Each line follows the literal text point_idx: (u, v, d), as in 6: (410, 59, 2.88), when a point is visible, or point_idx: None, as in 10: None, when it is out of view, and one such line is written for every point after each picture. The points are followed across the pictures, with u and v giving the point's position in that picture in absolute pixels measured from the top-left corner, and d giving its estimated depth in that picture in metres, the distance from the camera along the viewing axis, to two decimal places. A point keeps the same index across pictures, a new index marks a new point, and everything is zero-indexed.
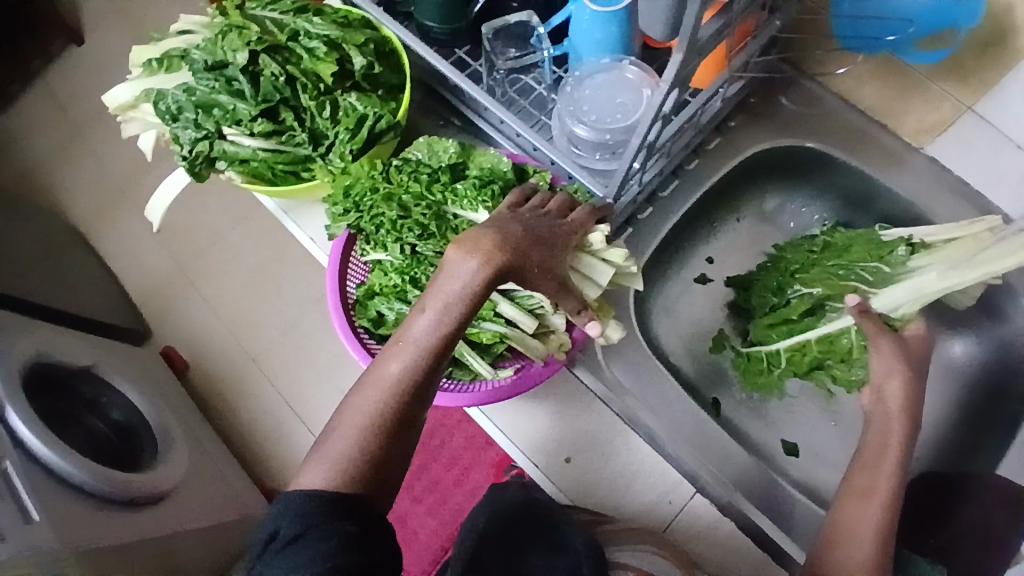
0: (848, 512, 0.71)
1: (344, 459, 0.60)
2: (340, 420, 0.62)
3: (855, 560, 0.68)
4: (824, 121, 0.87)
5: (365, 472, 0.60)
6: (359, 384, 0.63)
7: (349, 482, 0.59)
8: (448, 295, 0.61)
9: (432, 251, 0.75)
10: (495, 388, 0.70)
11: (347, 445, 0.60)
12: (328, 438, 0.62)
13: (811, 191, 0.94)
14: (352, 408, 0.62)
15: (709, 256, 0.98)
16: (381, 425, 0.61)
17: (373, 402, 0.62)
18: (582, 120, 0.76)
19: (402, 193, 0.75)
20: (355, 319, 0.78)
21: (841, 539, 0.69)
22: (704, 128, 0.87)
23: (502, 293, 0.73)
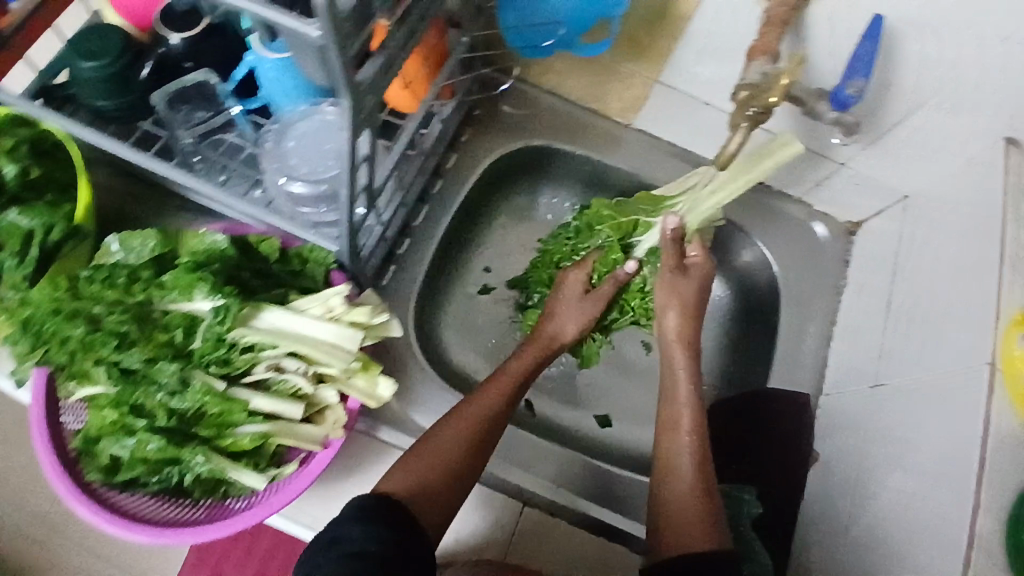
0: (667, 448, 0.72)
1: (423, 477, 0.65)
2: (422, 448, 0.68)
3: (679, 489, 0.68)
4: (542, 118, 0.93)
5: (447, 487, 0.66)
6: (449, 416, 0.71)
7: (422, 497, 0.64)
8: (536, 348, 0.80)
9: (143, 364, 0.63)
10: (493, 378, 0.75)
11: (424, 467, 0.66)
12: (413, 456, 0.67)
13: (555, 183, 1.00)
14: (441, 439, 0.68)
15: (485, 266, 0.98)
16: (478, 448, 0.69)
17: (477, 430, 0.70)
18: (295, 176, 0.72)
19: (84, 338, 0.62)
20: (84, 473, 0.66)
21: (667, 470, 0.70)
22: (426, 145, 0.81)
23: (234, 407, 0.64)
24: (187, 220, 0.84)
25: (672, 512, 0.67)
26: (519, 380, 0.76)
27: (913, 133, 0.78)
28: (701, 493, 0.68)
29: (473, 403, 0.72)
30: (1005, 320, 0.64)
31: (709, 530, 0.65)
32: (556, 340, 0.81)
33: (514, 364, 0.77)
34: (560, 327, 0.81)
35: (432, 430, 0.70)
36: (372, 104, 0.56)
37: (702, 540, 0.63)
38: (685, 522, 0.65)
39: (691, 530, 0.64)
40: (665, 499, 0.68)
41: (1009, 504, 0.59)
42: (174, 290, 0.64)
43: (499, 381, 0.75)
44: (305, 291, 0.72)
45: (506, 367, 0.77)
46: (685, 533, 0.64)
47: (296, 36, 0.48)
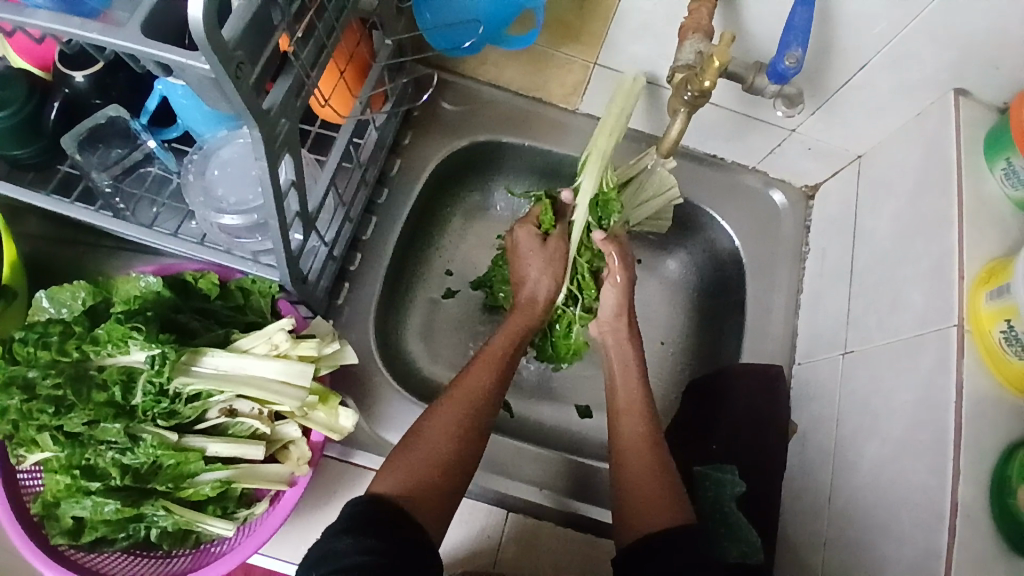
0: (624, 431, 0.71)
1: (416, 473, 0.61)
2: (411, 443, 0.63)
3: (635, 479, 0.67)
4: (485, 112, 0.91)
5: (442, 482, 0.61)
6: (438, 403, 0.66)
7: (419, 494, 0.60)
8: (519, 314, 0.75)
9: (85, 426, 0.61)
10: (482, 354, 0.71)
11: (418, 463, 0.61)
12: (405, 450, 0.63)
13: (508, 178, 0.97)
14: (429, 429, 0.64)
15: (447, 269, 0.95)
16: (469, 435, 0.64)
17: (466, 416, 0.65)
18: (222, 207, 0.71)
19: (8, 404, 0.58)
20: (48, 536, 0.62)
21: (625, 458, 0.69)
22: (362, 157, 0.79)
23: (189, 451, 0.64)
24: (126, 261, 0.80)
25: (637, 492, 0.66)
26: (510, 352, 0.72)
27: (860, 94, 0.76)
28: (657, 469, 0.67)
29: (461, 385, 0.67)
30: (970, 280, 0.64)
31: (671, 506, 0.64)
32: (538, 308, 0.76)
33: (503, 336, 0.73)
34: (538, 291, 0.77)
35: (420, 421, 0.65)
36: (287, 129, 0.55)
37: (665, 515, 0.63)
38: (648, 501, 0.64)
39: (655, 506, 0.64)
40: (626, 484, 0.67)
41: (988, 465, 0.59)
42: (108, 343, 0.60)
43: (485, 359, 0.70)
44: (250, 326, 0.71)
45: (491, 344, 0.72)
46: (651, 510, 0.64)
47: (186, 70, 0.47)
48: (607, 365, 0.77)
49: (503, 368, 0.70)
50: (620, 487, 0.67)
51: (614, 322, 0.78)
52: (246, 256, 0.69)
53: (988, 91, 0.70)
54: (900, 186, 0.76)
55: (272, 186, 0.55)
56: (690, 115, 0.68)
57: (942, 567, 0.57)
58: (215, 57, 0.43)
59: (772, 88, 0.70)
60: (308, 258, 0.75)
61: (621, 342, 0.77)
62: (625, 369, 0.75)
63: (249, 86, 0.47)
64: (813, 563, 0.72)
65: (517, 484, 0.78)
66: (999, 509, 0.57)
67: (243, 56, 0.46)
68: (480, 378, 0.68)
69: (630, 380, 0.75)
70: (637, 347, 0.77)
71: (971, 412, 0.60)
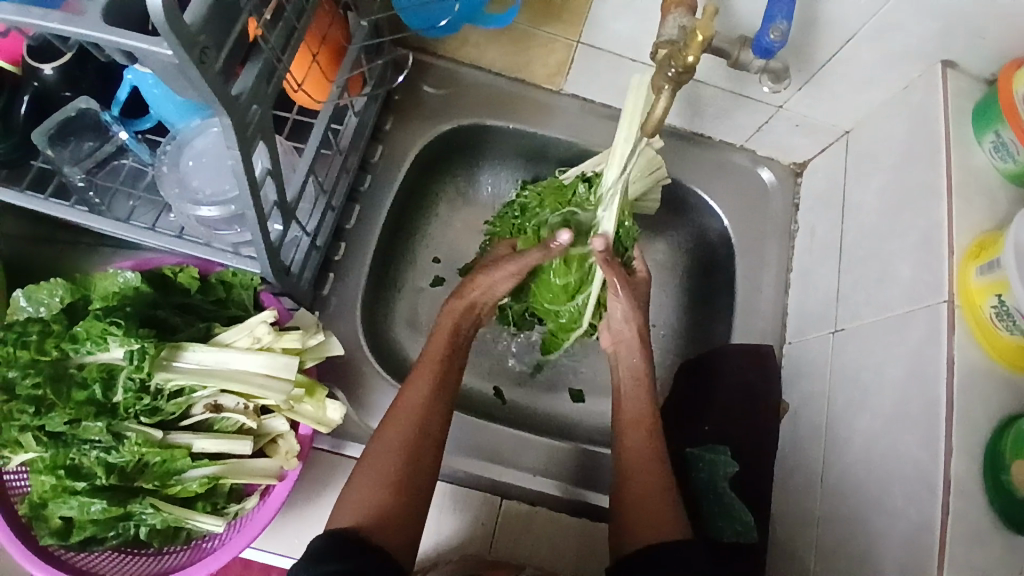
0: (629, 444, 0.70)
1: (371, 498, 0.61)
2: (362, 467, 0.63)
3: (637, 488, 0.67)
4: (467, 95, 0.89)
5: (397, 502, 0.61)
6: (383, 424, 0.65)
7: (375, 519, 0.59)
8: (456, 322, 0.73)
9: (67, 426, 0.60)
10: (419, 366, 0.69)
11: (368, 487, 0.61)
12: (359, 475, 0.62)
13: (494, 161, 0.96)
14: (376, 453, 0.63)
15: (434, 257, 0.94)
16: (418, 451, 0.64)
17: (411, 433, 0.64)
18: (199, 199, 0.69)
19: None
20: (38, 537, 0.61)
21: (632, 470, 0.68)
22: (345, 146, 0.77)
23: (176, 448, 0.63)
24: (107, 258, 0.79)
25: (637, 507, 0.65)
26: (444, 361, 0.70)
27: (846, 68, 0.75)
28: (661, 484, 0.67)
29: (400, 403, 0.66)
30: (959, 254, 0.64)
31: (670, 518, 0.64)
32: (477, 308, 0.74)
33: (435, 345, 0.71)
34: (499, 289, 0.74)
35: (370, 443, 0.64)
36: (259, 116, 0.53)
37: (664, 531, 0.63)
38: (651, 514, 0.64)
39: (653, 521, 0.64)
40: (626, 488, 0.67)
41: (980, 438, 0.59)
42: (88, 340, 0.59)
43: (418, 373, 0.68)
44: (232, 320, 0.69)
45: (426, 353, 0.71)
46: (647, 524, 0.64)
47: (151, 57, 0.45)
48: (617, 375, 0.76)
49: (438, 377, 0.68)
50: (624, 497, 0.67)
51: (624, 332, 0.76)
52: (226, 248, 0.68)
53: (975, 62, 0.70)
54: (888, 160, 0.75)
55: (246, 176, 0.53)
56: (676, 92, 0.63)
57: (935, 542, 0.57)
58: (180, 43, 0.41)
59: (758, 62, 0.68)
60: (290, 249, 0.73)
61: (631, 351, 0.76)
62: (636, 382, 0.74)
63: (216, 72, 0.45)
64: (806, 539, 0.72)
65: (510, 471, 0.78)
66: (993, 483, 0.58)
67: (209, 41, 0.45)
68: (416, 392, 0.66)
69: (636, 392, 0.74)
70: (646, 357, 0.75)
71: (962, 386, 0.60)
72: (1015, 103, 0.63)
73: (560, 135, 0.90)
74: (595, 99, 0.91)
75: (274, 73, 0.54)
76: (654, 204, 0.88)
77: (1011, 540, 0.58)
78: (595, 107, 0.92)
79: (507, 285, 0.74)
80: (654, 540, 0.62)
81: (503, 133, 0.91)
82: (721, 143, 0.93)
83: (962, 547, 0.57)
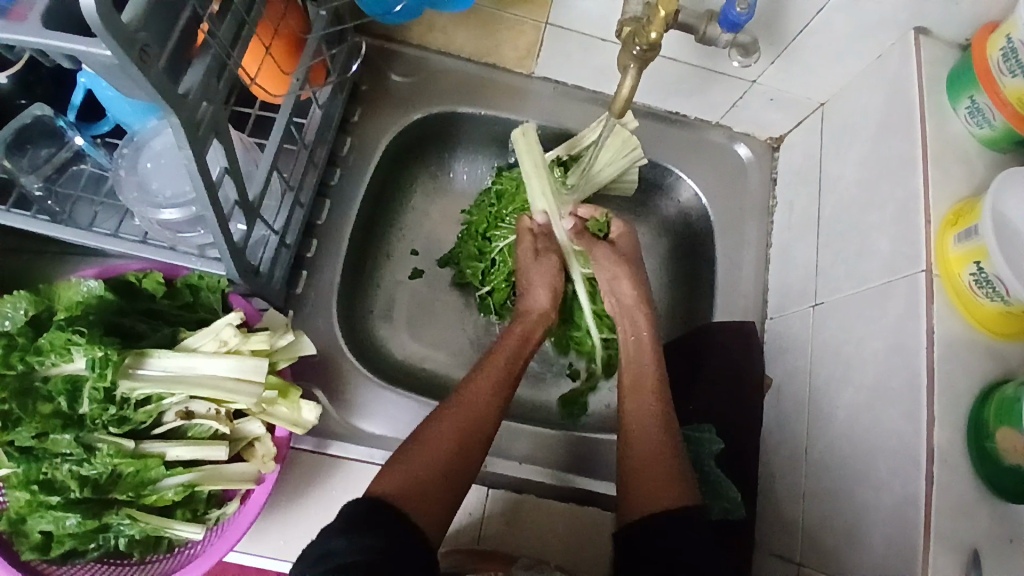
0: (631, 412, 0.72)
1: (415, 475, 0.61)
2: (413, 444, 0.64)
3: (645, 441, 0.69)
4: (436, 82, 0.87)
5: (442, 483, 0.62)
6: (441, 407, 0.67)
7: (418, 495, 0.60)
8: (524, 330, 0.76)
9: (36, 440, 0.58)
10: (486, 361, 0.72)
11: (417, 464, 0.62)
12: (412, 451, 0.63)
13: (469, 148, 0.94)
14: (432, 432, 0.64)
15: (412, 249, 0.93)
16: (471, 439, 0.65)
17: (470, 420, 0.66)
18: (159, 202, 0.67)
19: None
20: (19, 553, 0.59)
21: (637, 431, 0.70)
22: (309, 143, 0.75)
23: (152, 457, 0.62)
24: (74, 266, 0.77)
25: (640, 476, 0.66)
26: (511, 366, 0.72)
27: (818, 41, 0.74)
28: (659, 453, 0.67)
29: (463, 394, 0.68)
30: (937, 223, 0.63)
31: (675, 487, 0.65)
32: (542, 319, 0.77)
33: (503, 349, 0.73)
34: (536, 301, 0.78)
35: (425, 424, 0.66)
36: (211, 113, 0.51)
37: (666, 497, 0.64)
38: (648, 479, 0.65)
39: (658, 488, 0.65)
40: (628, 455, 0.68)
41: (963, 410, 0.59)
42: (51, 353, 0.58)
43: (486, 369, 0.71)
44: (202, 324, 0.68)
45: (493, 354, 0.73)
46: (648, 490, 0.65)
47: (89, 59, 0.43)
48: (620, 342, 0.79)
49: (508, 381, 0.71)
50: (626, 460, 0.68)
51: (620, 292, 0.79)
52: (191, 252, 0.66)
53: (948, 29, 0.69)
54: (863, 130, 0.74)
55: (201, 178, 0.51)
56: (643, 69, 0.62)
57: (921, 515, 0.57)
58: (115, 41, 0.39)
59: (726, 37, 0.67)
60: (258, 248, 0.71)
61: (632, 318, 0.78)
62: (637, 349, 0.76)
63: (159, 72, 0.43)
64: (794, 514, 0.72)
65: (497, 461, 0.77)
66: (977, 453, 0.58)
67: (149, 38, 0.43)
68: (481, 386, 0.69)
69: (640, 358, 0.76)
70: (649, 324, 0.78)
71: (943, 357, 0.60)
72: (989, 69, 0.63)
73: (530, 118, 0.88)
74: (566, 81, 0.89)
75: (224, 68, 0.53)
76: (632, 184, 0.88)
77: (997, 510, 0.58)
78: (567, 88, 0.90)
79: (545, 297, 0.78)
80: (657, 506, 0.63)
81: (473, 117, 0.89)
82: (697, 121, 0.92)
83: (948, 517, 0.57)
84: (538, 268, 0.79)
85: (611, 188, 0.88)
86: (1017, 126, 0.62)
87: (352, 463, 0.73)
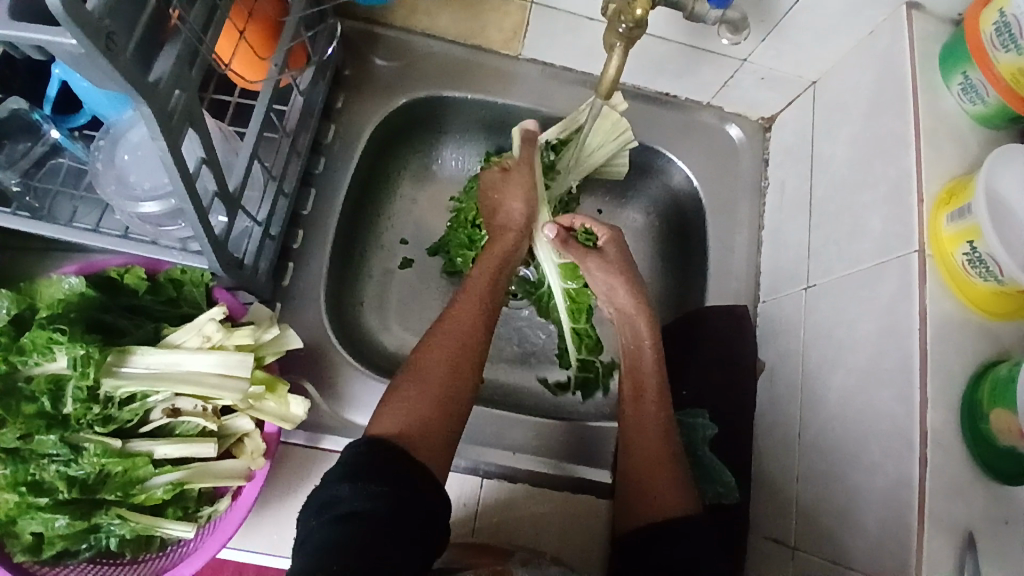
0: (630, 419, 0.69)
1: (412, 411, 0.60)
2: (406, 379, 0.63)
3: (648, 454, 0.66)
4: (420, 66, 0.85)
5: (439, 415, 0.61)
6: (428, 338, 0.66)
7: (417, 432, 0.59)
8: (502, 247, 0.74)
9: (21, 441, 0.57)
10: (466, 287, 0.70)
11: (411, 399, 0.61)
12: (401, 390, 0.62)
13: (456, 134, 0.92)
14: (424, 363, 0.63)
15: (400, 238, 0.91)
16: (462, 367, 0.64)
17: (456, 348, 0.65)
18: (137, 195, 0.65)
19: None
20: (10, 555, 0.58)
21: (642, 439, 0.67)
22: (291, 130, 0.73)
23: (141, 456, 0.61)
24: (53, 262, 0.75)
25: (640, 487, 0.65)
26: (492, 288, 0.71)
27: (809, 16, 0.72)
28: (667, 460, 0.66)
29: (446, 322, 0.66)
30: (930, 202, 0.62)
31: (675, 489, 0.65)
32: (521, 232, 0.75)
33: (481, 272, 0.72)
34: (511, 215, 0.76)
35: (415, 357, 0.64)
36: (185, 103, 0.49)
37: (675, 506, 0.63)
38: (659, 493, 0.64)
39: (666, 499, 0.64)
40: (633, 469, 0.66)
41: (957, 390, 0.59)
42: (34, 352, 0.57)
43: (467, 295, 0.69)
44: (186, 319, 0.67)
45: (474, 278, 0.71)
46: (655, 502, 0.64)
47: (54, 49, 0.41)
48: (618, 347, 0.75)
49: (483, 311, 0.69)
50: (629, 472, 0.66)
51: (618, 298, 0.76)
52: (172, 245, 0.64)
53: (940, 3, 0.67)
54: (855, 108, 0.73)
55: (177, 169, 0.50)
56: (629, 49, 0.60)
57: (915, 496, 0.57)
58: (78, 29, 0.38)
59: (714, 14, 0.66)
60: (242, 240, 0.70)
61: (632, 324, 0.74)
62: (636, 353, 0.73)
63: (127, 60, 0.42)
64: (788, 497, 0.72)
65: (491, 450, 0.76)
66: (971, 434, 0.57)
67: (114, 25, 0.41)
68: (463, 312, 0.67)
69: (639, 361, 0.73)
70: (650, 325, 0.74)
71: (936, 337, 0.59)
72: (982, 43, 0.61)
73: (518, 102, 0.87)
74: (554, 63, 0.88)
75: (197, 55, 0.51)
76: (622, 169, 0.86)
77: (990, 489, 0.58)
78: (554, 71, 0.88)
79: (517, 202, 0.76)
80: (662, 517, 0.63)
81: (461, 101, 0.87)
82: (688, 102, 0.90)
83: (942, 498, 0.57)
84: (514, 182, 0.77)
85: (601, 172, 0.86)
86: (1009, 102, 0.61)
87: None
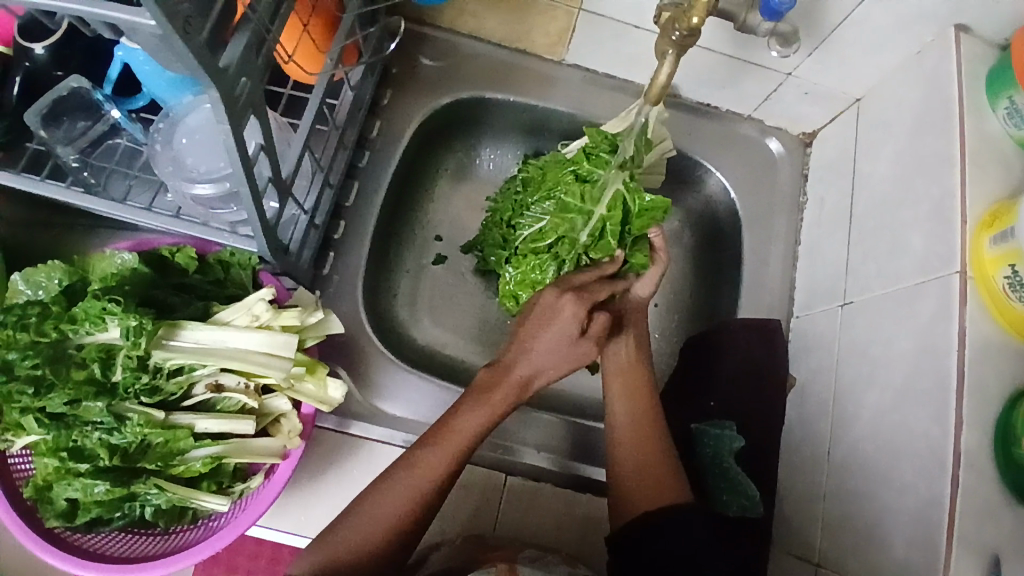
0: (618, 409, 0.70)
1: (366, 537, 0.57)
2: (372, 493, 0.60)
3: (633, 454, 0.67)
4: (465, 67, 0.87)
5: (393, 541, 0.58)
6: (416, 451, 0.61)
7: (367, 558, 0.57)
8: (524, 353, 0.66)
9: (67, 407, 0.59)
10: (476, 399, 0.63)
11: (370, 522, 0.58)
12: (359, 510, 0.59)
13: (496, 136, 0.94)
14: (391, 482, 0.60)
15: (436, 235, 0.93)
16: (435, 493, 0.60)
17: (437, 471, 0.60)
18: (193, 176, 0.68)
19: None
20: (43, 519, 0.61)
21: (626, 437, 0.68)
22: (340, 123, 0.75)
23: (184, 430, 0.63)
24: (106, 239, 0.78)
25: (638, 480, 0.65)
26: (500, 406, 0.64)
27: (858, 32, 0.72)
28: (660, 459, 0.66)
29: (438, 440, 0.61)
30: (973, 224, 0.62)
31: (672, 484, 0.65)
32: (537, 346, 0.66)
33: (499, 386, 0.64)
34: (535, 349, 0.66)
35: (391, 471, 0.61)
36: (249, 89, 0.51)
37: (665, 496, 0.63)
38: (649, 481, 0.65)
39: (655, 487, 0.64)
40: (622, 467, 0.66)
41: (991, 411, 0.58)
42: (86, 321, 0.59)
43: (467, 409, 0.63)
44: (232, 299, 0.69)
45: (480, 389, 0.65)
46: (647, 492, 0.64)
47: (134, 30, 0.44)
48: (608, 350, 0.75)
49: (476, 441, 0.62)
50: (619, 479, 0.66)
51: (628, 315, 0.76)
52: (223, 228, 0.67)
53: (990, 25, 0.67)
54: (899, 127, 0.73)
55: (237, 153, 0.52)
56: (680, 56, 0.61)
57: (945, 518, 0.56)
58: (161, 13, 0.40)
59: (767, 25, 0.67)
60: (288, 227, 0.72)
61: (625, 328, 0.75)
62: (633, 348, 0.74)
63: (201, 44, 0.44)
64: (813, 515, 0.72)
65: (517, 448, 0.77)
66: (1005, 458, 0.57)
67: (192, 11, 0.43)
68: (453, 434, 0.62)
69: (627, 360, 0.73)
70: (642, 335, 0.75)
71: (974, 359, 0.59)
72: None
73: (560, 106, 0.88)
74: (597, 69, 0.89)
75: (263, 44, 0.53)
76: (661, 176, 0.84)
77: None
78: (597, 77, 0.89)
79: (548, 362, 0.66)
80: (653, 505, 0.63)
81: (509, 103, 0.88)
82: (730, 115, 0.91)
83: (973, 521, 0.56)
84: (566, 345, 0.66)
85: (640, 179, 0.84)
86: None
87: (373, 443, 0.74)
